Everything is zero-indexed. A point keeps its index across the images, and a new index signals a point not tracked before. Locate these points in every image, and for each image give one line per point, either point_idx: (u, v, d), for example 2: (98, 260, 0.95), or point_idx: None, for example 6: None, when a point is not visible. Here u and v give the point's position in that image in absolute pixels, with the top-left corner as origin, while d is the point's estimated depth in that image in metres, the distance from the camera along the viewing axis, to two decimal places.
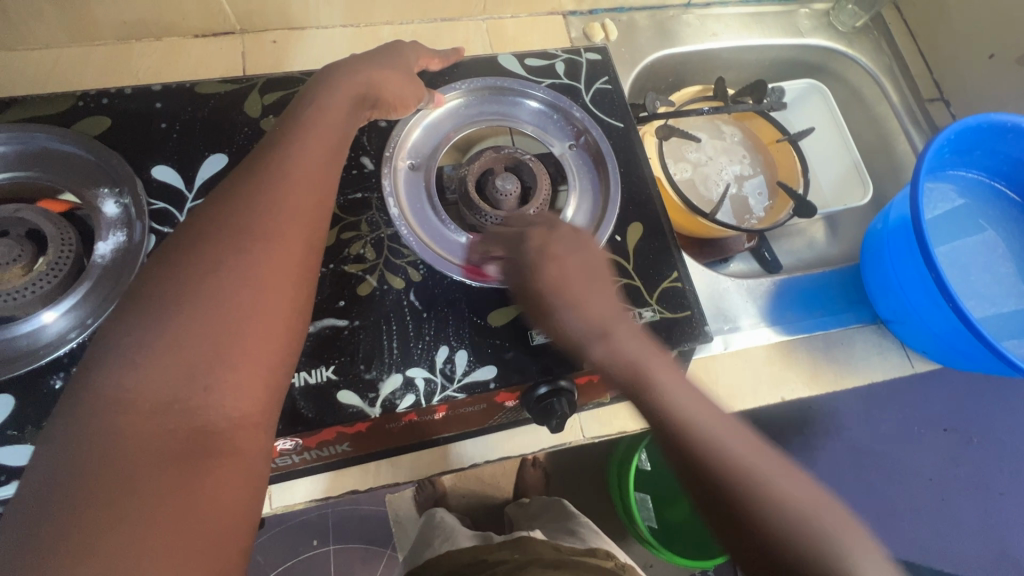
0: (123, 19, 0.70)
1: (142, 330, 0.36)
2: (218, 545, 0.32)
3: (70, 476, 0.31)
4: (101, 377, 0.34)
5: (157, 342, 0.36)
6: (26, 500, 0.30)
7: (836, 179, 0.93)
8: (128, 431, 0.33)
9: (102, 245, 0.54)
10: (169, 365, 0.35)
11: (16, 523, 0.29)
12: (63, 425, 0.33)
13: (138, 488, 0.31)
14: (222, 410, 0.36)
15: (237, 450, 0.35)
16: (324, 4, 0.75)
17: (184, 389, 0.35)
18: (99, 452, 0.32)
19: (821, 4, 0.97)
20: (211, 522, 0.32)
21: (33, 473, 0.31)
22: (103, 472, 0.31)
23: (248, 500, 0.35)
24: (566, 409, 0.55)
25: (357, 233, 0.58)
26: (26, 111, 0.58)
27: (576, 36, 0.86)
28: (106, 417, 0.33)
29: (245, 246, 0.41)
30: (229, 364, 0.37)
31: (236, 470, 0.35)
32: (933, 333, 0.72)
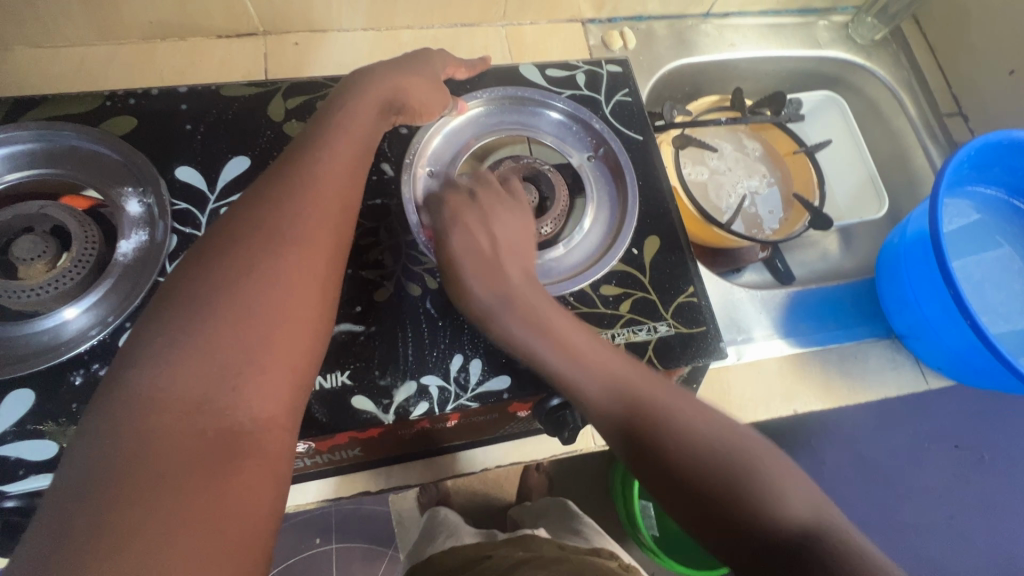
0: (148, 19, 0.71)
1: (173, 331, 0.37)
2: (243, 546, 0.32)
3: (103, 474, 0.31)
4: (133, 377, 0.35)
5: (189, 344, 0.36)
6: (59, 496, 0.31)
7: (852, 191, 0.92)
8: (159, 430, 0.33)
9: (125, 243, 0.55)
10: (200, 367, 0.36)
11: (49, 520, 0.30)
12: (95, 423, 0.33)
13: (168, 487, 0.31)
14: (249, 412, 0.36)
15: (262, 452, 0.36)
16: (347, 8, 0.75)
17: (214, 391, 0.35)
18: (131, 450, 0.32)
19: (840, 17, 0.96)
20: (237, 523, 0.33)
21: (66, 469, 0.32)
22: (135, 471, 0.31)
23: (272, 502, 0.35)
24: (578, 421, 0.55)
25: (375, 239, 0.58)
26: (54, 109, 0.59)
27: (595, 44, 0.86)
28: (137, 416, 0.33)
29: (272, 250, 0.41)
30: (257, 367, 0.37)
31: (262, 472, 0.35)
32: (949, 350, 0.72)
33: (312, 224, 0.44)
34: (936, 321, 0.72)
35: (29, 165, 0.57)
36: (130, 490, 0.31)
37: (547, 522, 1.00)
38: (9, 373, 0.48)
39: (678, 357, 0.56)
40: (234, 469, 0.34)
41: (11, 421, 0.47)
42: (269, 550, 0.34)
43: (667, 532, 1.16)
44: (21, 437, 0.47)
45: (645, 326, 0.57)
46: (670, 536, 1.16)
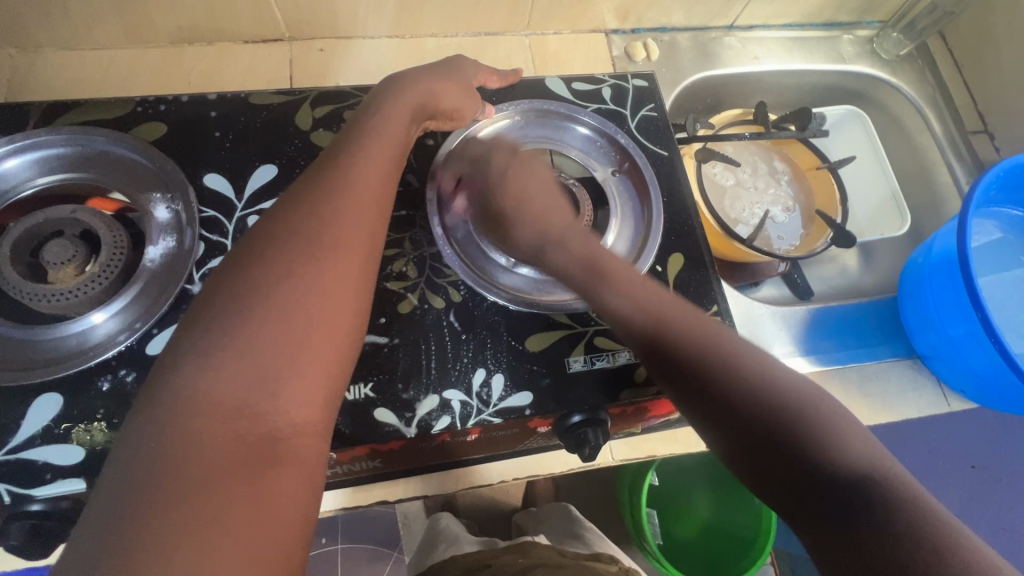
0: (177, 23, 0.72)
1: (213, 334, 0.37)
2: (280, 552, 0.32)
3: (148, 475, 0.31)
4: (176, 380, 0.35)
5: (230, 348, 0.36)
6: (104, 496, 0.31)
7: (874, 208, 0.91)
8: (201, 435, 0.33)
9: (152, 249, 0.55)
10: (241, 371, 0.36)
11: (94, 520, 0.30)
12: (139, 424, 0.33)
13: (210, 490, 0.32)
14: (287, 417, 0.36)
15: (299, 457, 0.36)
16: (373, 15, 0.76)
17: (254, 395, 0.36)
18: (176, 452, 0.32)
19: (865, 31, 0.96)
20: (275, 528, 0.33)
21: (109, 470, 0.32)
22: (179, 473, 0.32)
23: (308, 508, 0.35)
24: (599, 440, 0.54)
25: (400, 250, 0.58)
26: (86, 114, 0.59)
27: (618, 54, 0.86)
28: (181, 419, 0.33)
29: (309, 256, 0.41)
30: (295, 373, 0.37)
31: (298, 477, 0.35)
32: (975, 372, 0.71)
33: (347, 232, 0.44)
34: (961, 343, 0.71)
35: (60, 169, 0.57)
36: (175, 492, 0.31)
37: (551, 526, 0.99)
38: (39, 377, 0.49)
39: None
40: (274, 473, 0.34)
41: (39, 425, 0.48)
42: (304, 556, 0.34)
43: (672, 540, 1.14)
44: (50, 441, 0.47)
45: None
46: (674, 544, 1.14)
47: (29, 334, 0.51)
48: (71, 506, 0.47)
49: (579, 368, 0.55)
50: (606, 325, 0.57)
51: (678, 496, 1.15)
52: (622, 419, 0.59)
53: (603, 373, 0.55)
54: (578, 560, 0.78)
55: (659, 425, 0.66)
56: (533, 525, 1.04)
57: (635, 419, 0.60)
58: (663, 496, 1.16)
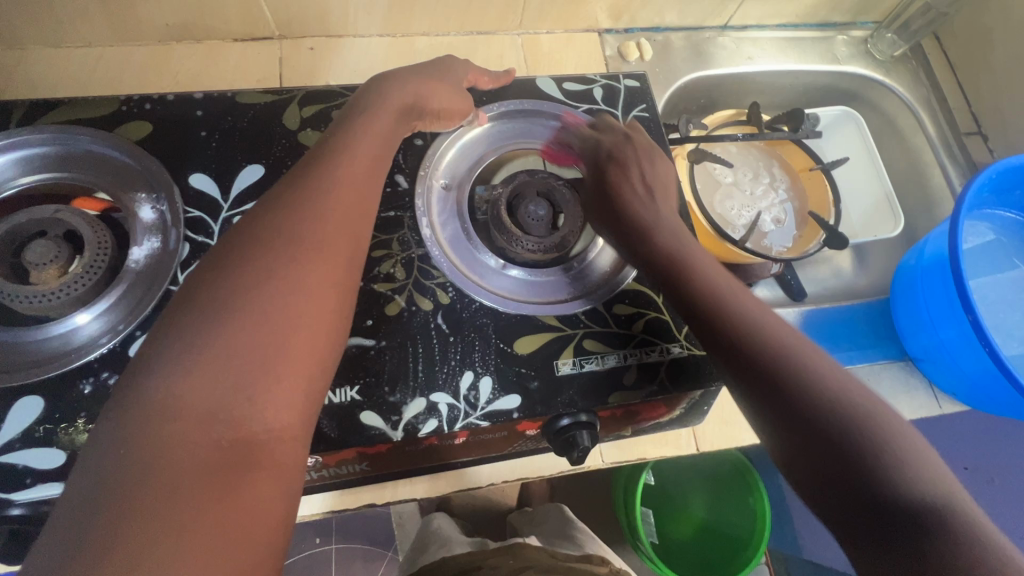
0: (166, 21, 0.71)
1: (192, 336, 0.36)
2: (257, 557, 0.32)
3: (121, 481, 0.31)
4: (152, 384, 0.35)
5: (208, 351, 0.36)
6: (76, 502, 0.30)
7: (867, 209, 0.91)
8: (176, 440, 0.33)
9: (137, 250, 0.54)
10: (220, 374, 0.35)
11: (66, 526, 0.29)
12: (114, 429, 0.33)
13: (186, 496, 0.31)
14: (265, 421, 0.36)
15: (279, 462, 0.35)
16: (363, 14, 0.75)
17: (232, 398, 0.35)
18: (151, 457, 0.32)
19: (859, 31, 0.95)
20: (251, 534, 0.32)
21: (81, 476, 0.32)
22: (153, 478, 0.31)
23: (286, 513, 0.35)
24: (588, 443, 0.54)
25: (388, 252, 0.58)
26: (69, 112, 0.58)
27: (611, 54, 0.86)
28: (157, 422, 0.33)
29: (291, 257, 0.41)
30: (274, 377, 0.37)
31: (275, 483, 0.35)
32: (966, 375, 0.71)
33: (330, 233, 0.43)
34: (952, 345, 0.71)
35: (45, 169, 0.57)
36: (149, 498, 0.30)
37: (544, 528, 0.98)
38: (20, 380, 0.48)
39: (689, 382, 0.55)
40: (250, 478, 0.33)
41: (19, 427, 0.47)
42: (282, 562, 0.34)
43: (667, 541, 1.14)
44: (30, 444, 0.47)
45: (656, 348, 0.57)
46: (669, 545, 1.14)
47: (10, 336, 0.50)
48: (51, 510, 0.47)
49: (567, 371, 0.54)
50: (596, 328, 0.57)
51: (675, 498, 1.16)
52: (611, 421, 0.59)
53: (592, 376, 0.54)
54: (567, 562, 0.78)
55: (650, 428, 0.66)
56: (527, 526, 1.04)
57: (624, 421, 0.60)
58: (659, 496, 1.17)
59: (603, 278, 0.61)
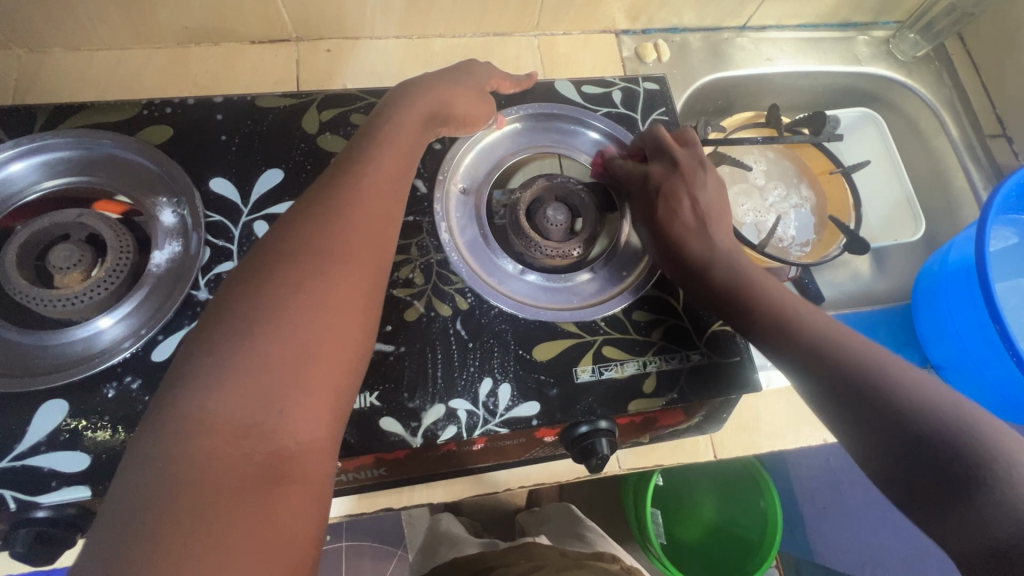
0: (185, 24, 0.71)
1: (223, 348, 0.37)
2: (289, 565, 0.32)
3: (157, 496, 0.31)
4: (184, 398, 0.35)
5: (239, 362, 0.36)
6: (115, 511, 0.31)
7: (886, 212, 0.90)
8: (211, 449, 0.33)
9: (158, 254, 0.55)
10: (251, 383, 0.36)
11: (105, 535, 0.30)
12: (148, 443, 0.33)
13: (221, 504, 0.31)
14: (295, 431, 0.36)
15: (307, 470, 0.35)
16: (380, 16, 0.75)
17: (263, 412, 0.35)
18: (186, 473, 0.32)
19: (880, 31, 0.94)
20: (281, 548, 0.32)
21: (117, 489, 0.32)
22: (188, 494, 0.31)
23: (316, 522, 0.35)
24: (607, 451, 0.53)
25: (407, 257, 0.58)
26: (90, 117, 0.59)
27: (628, 55, 0.85)
28: (191, 430, 0.33)
29: (319, 268, 0.41)
30: (304, 386, 0.37)
31: (304, 490, 0.35)
32: (990, 383, 0.69)
33: (357, 241, 0.43)
34: (976, 353, 0.69)
35: (66, 173, 0.57)
36: (185, 513, 0.31)
37: (552, 527, 0.98)
38: (44, 383, 0.49)
39: (710, 390, 0.55)
40: (280, 492, 0.33)
41: (44, 430, 0.48)
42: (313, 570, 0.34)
43: (676, 543, 1.14)
44: (55, 448, 0.47)
45: (676, 355, 0.56)
46: (678, 548, 1.14)
47: (34, 340, 0.51)
48: (78, 512, 0.47)
49: (586, 378, 0.54)
50: (616, 334, 0.57)
51: (683, 499, 1.17)
52: (630, 428, 0.59)
53: (612, 383, 0.54)
54: (579, 559, 0.77)
55: (667, 436, 0.65)
56: (535, 525, 1.04)
57: (642, 428, 0.59)
58: (667, 497, 1.17)
59: (623, 284, 0.61)
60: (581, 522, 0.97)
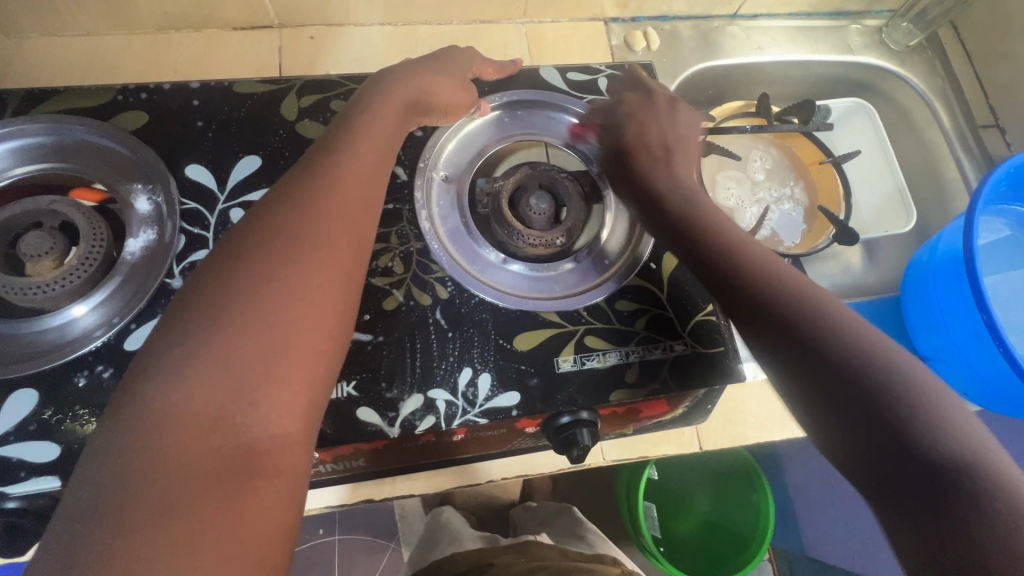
0: (165, 9, 0.70)
1: (193, 336, 0.36)
2: (257, 557, 0.31)
3: (123, 489, 0.30)
4: (150, 388, 0.34)
5: (208, 349, 0.35)
6: (78, 501, 0.30)
7: (878, 204, 0.89)
8: (178, 439, 0.32)
9: (133, 242, 0.54)
10: (221, 371, 0.35)
11: (66, 525, 0.29)
12: (117, 434, 0.33)
13: (187, 495, 0.31)
14: (266, 421, 0.35)
15: (278, 462, 0.35)
16: (364, 2, 0.74)
17: (234, 402, 0.35)
18: (154, 465, 0.31)
19: (873, 20, 0.93)
20: (251, 541, 0.32)
21: (82, 481, 0.31)
22: (154, 487, 0.31)
23: (290, 513, 0.34)
24: (588, 441, 0.53)
25: (386, 246, 0.57)
26: (65, 102, 0.57)
27: (617, 44, 0.84)
28: (159, 420, 0.33)
29: (292, 256, 0.40)
30: (276, 375, 0.36)
31: (276, 481, 0.34)
32: (978, 374, 0.69)
33: (331, 227, 0.42)
34: (964, 344, 0.69)
35: (40, 159, 0.56)
36: (152, 506, 0.30)
37: (553, 526, 0.97)
38: (14, 372, 0.48)
39: (693, 380, 0.54)
40: (250, 484, 0.33)
41: (13, 420, 0.47)
42: (285, 561, 0.33)
43: (670, 536, 1.14)
44: (24, 438, 0.46)
45: (660, 345, 0.55)
46: (672, 541, 1.14)
47: (5, 328, 0.50)
48: (49, 503, 0.47)
49: (568, 368, 0.53)
50: (598, 324, 0.56)
51: (678, 494, 1.15)
52: (613, 419, 0.58)
53: (594, 373, 0.53)
54: (579, 561, 0.76)
55: (652, 426, 0.65)
56: (533, 525, 1.02)
57: (626, 418, 0.58)
58: (663, 489, 1.16)
59: (607, 274, 0.60)
60: (582, 523, 0.96)
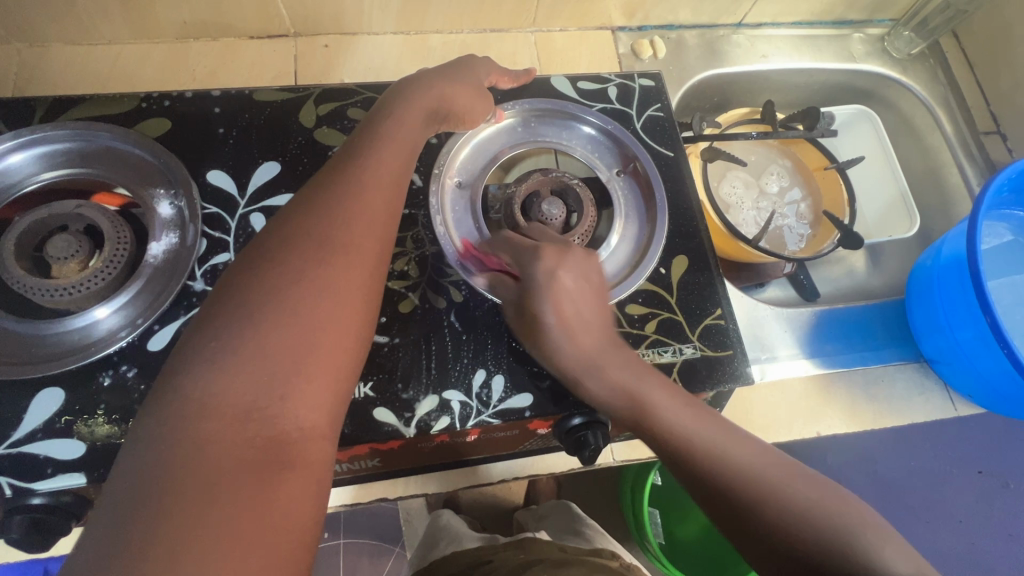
0: (184, 19, 0.72)
1: (224, 332, 0.37)
2: (286, 545, 0.33)
3: (161, 478, 0.31)
4: (183, 381, 0.35)
5: (236, 347, 0.37)
6: (116, 490, 0.31)
7: (882, 209, 0.90)
8: (210, 432, 0.34)
9: (155, 245, 0.55)
10: (250, 368, 0.36)
11: (106, 514, 0.30)
12: (151, 427, 0.34)
13: (220, 485, 0.32)
14: (293, 415, 0.36)
15: (304, 456, 0.36)
16: (378, 12, 0.75)
17: (264, 395, 0.36)
18: (190, 457, 0.32)
19: (876, 29, 0.95)
20: (282, 529, 0.33)
21: (119, 472, 0.32)
22: (189, 477, 0.32)
23: (315, 505, 0.36)
24: (600, 442, 0.53)
25: (401, 250, 0.58)
26: (90, 109, 0.59)
27: (624, 52, 0.85)
28: (192, 412, 0.34)
29: (317, 258, 0.41)
30: (303, 372, 0.38)
31: (302, 474, 0.35)
32: (983, 376, 0.70)
33: (353, 230, 0.44)
34: (969, 347, 0.70)
35: (65, 165, 0.57)
36: (188, 495, 0.31)
37: (552, 523, 0.98)
38: (42, 371, 0.49)
39: (702, 381, 0.55)
40: (280, 473, 0.34)
41: (41, 419, 0.48)
42: (311, 551, 0.34)
43: (673, 541, 1.14)
44: (51, 436, 0.48)
45: (670, 348, 0.57)
46: (675, 544, 1.14)
47: (32, 328, 0.51)
48: (74, 501, 0.48)
49: None
50: None
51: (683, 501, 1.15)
52: (622, 421, 0.59)
53: None
54: (579, 555, 0.77)
55: None
56: (533, 523, 1.03)
57: (636, 420, 0.59)
58: (665, 494, 1.14)
59: (618, 278, 0.61)
60: (579, 518, 0.96)
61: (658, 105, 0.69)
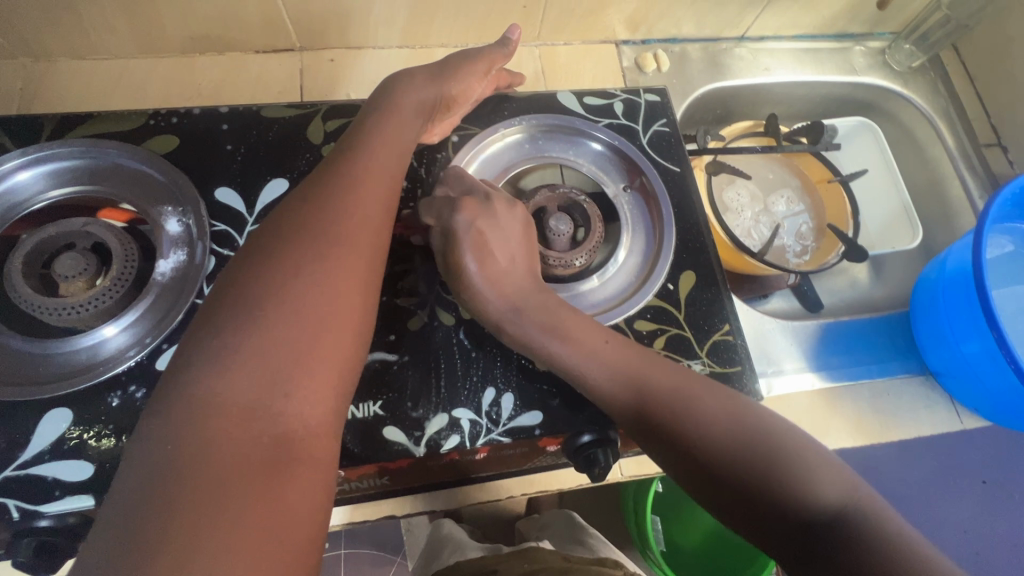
0: (190, 34, 0.72)
1: (233, 353, 0.37)
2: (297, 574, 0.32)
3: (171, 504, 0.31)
4: (192, 403, 0.35)
5: (246, 372, 0.36)
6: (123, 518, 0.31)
7: (885, 221, 0.91)
8: (219, 457, 0.33)
9: (164, 262, 0.55)
10: (261, 392, 0.36)
11: (114, 543, 0.30)
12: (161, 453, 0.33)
13: (230, 512, 0.32)
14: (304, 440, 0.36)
15: (315, 482, 0.36)
16: (383, 26, 0.76)
17: (275, 419, 0.36)
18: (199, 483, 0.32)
19: (876, 42, 0.95)
20: (292, 556, 0.33)
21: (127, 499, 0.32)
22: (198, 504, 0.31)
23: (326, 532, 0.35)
24: (609, 460, 0.53)
25: (410, 266, 0.58)
26: (98, 127, 0.59)
27: (628, 65, 0.86)
28: (202, 438, 0.34)
29: (328, 280, 0.41)
30: (313, 397, 0.37)
31: (313, 500, 0.35)
32: (989, 390, 0.70)
33: (363, 249, 0.44)
34: (975, 361, 0.70)
35: (72, 182, 0.57)
36: (197, 521, 0.31)
37: (555, 533, 0.98)
38: (49, 392, 0.49)
39: None
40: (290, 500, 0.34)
41: (50, 439, 0.48)
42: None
43: (675, 547, 1.13)
44: (60, 457, 0.47)
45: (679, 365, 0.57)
46: (677, 551, 1.13)
47: (39, 347, 0.51)
48: (79, 522, 0.47)
49: None
50: None
51: (683, 508, 1.13)
52: (631, 437, 0.59)
53: None
54: (583, 564, 0.77)
55: None
56: (536, 532, 1.03)
57: None
58: (665, 500, 1.14)
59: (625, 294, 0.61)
60: (583, 528, 0.96)
61: (663, 120, 0.69)
